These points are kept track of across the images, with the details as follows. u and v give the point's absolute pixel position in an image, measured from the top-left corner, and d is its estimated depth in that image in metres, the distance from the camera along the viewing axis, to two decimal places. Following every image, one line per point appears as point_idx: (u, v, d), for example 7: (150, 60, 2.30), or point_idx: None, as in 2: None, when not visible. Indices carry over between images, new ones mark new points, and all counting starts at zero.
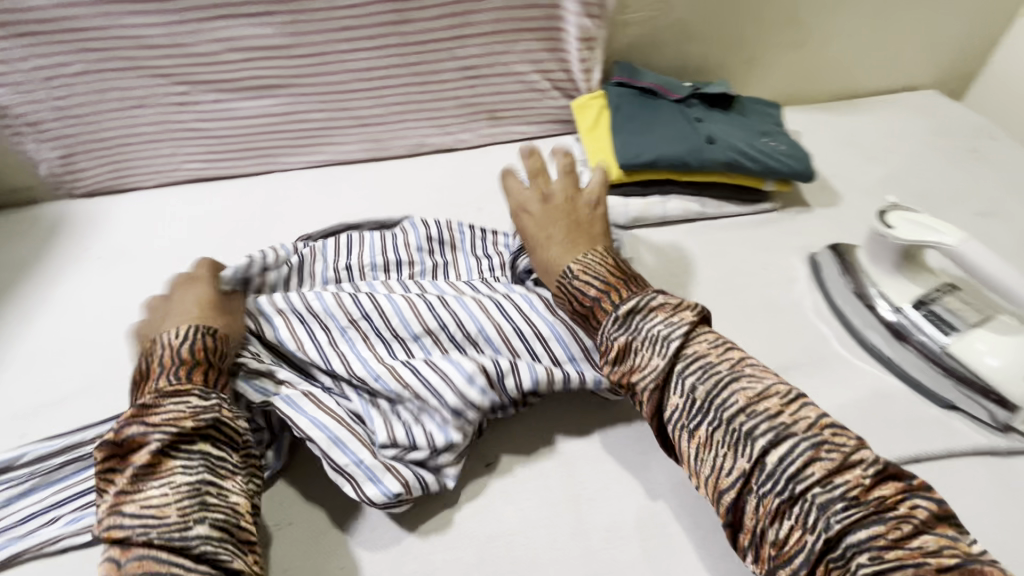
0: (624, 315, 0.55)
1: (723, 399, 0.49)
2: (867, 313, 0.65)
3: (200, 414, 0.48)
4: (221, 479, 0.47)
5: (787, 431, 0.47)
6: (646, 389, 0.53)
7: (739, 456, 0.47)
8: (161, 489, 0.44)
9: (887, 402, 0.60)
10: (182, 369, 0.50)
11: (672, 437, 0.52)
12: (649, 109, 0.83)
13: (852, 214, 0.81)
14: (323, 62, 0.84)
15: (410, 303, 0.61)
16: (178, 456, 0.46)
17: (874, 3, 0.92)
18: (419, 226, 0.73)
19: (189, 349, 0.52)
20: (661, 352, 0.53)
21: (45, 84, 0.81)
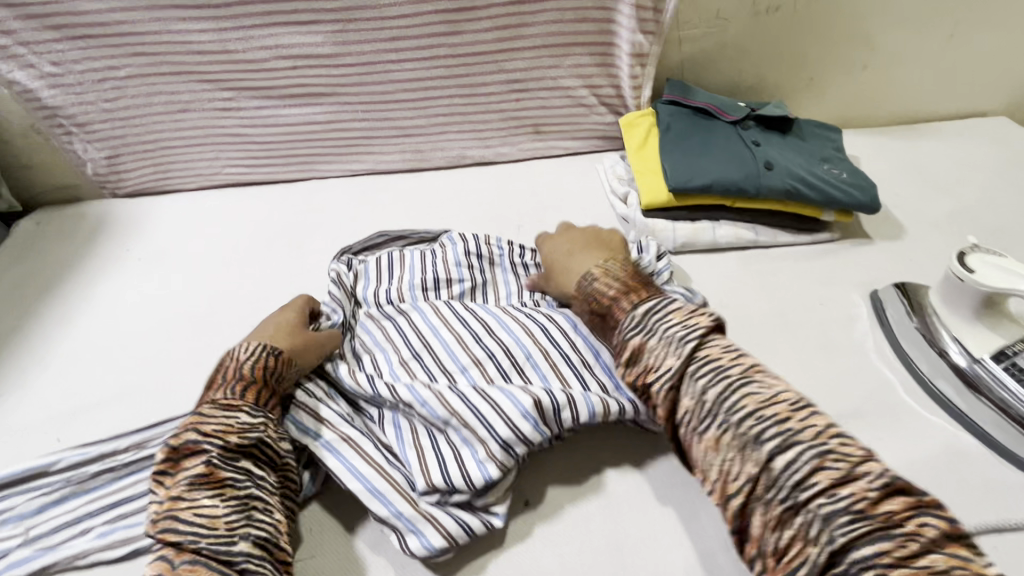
0: (640, 315, 0.53)
1: (733, 404, 0.46)
2: (937, 360, 0.61)
3: (247, 431, 0.50)
4: (267, 496, 0.48)
5: (795, 438, 0.43)
6: (660, 392, 0.49)
7: (748, 461, 0.43)
8: (211, 501, 0.46)
9: (963, 461, 0.55)
10: (240, 383, 0.53)
11: (684, 443, 0.48)
12: (703, 130, 0.80)
13: (918, 249, 0.76)
14: (368, 71, 0.83)
15: (458, 337, 0.60)
16: (228, 468, 0.48)
17: (948, 25, 0.87)
18: (458, 242, 0.72)
19: (251, 366, 0.54)
20: (676, 352, 0.49)
21: (96, 86, 0.82)
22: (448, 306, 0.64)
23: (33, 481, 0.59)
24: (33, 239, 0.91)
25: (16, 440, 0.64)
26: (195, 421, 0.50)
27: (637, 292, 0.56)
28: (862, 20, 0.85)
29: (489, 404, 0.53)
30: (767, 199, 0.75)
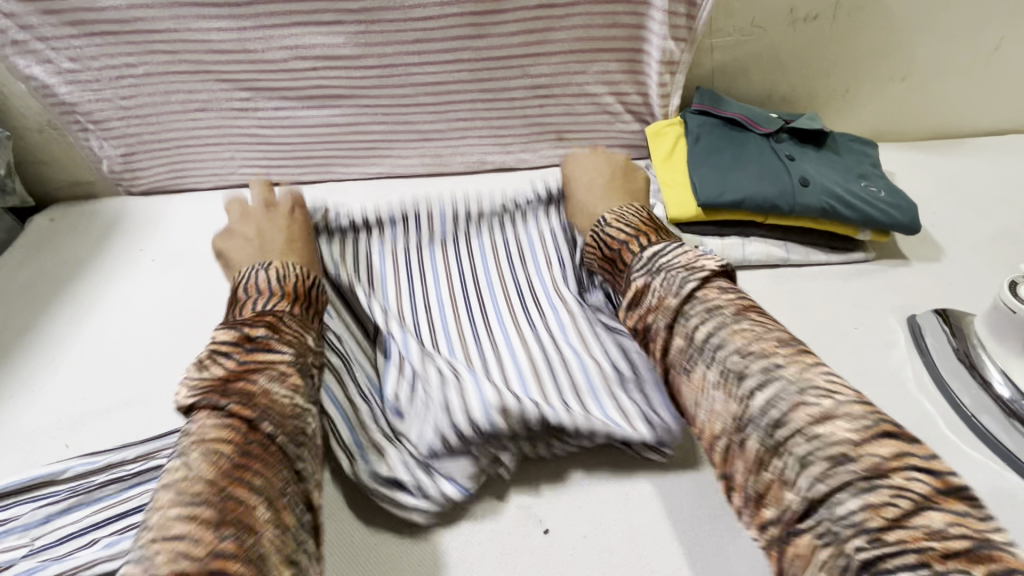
0: (648, 257, 0.55)
1: (723, 342, 0.45)
2: (980, 391, 0.58)
3: (318, 346, 0.54)
4: (327, 410, 0.50)
5: (782, 375, 0.42)
6: (657, 330, 0.50)
7: (733, 400, 0.43)
8: (271, 382, 0.46)
9: (1012, 505, 0.52)
10: (299, 302, 0.57)
11: (675, 384, 0.49)
12: (735, 143, 0.77)
13: (959, 273, 0.72)
14: (389, 74, 0.81)
15: (477, 347, 0.64)
16: (293, 365, 0.49)
17: (994, 38, 0.83)
18: (489, 253, 0.76)
19: (298, 288, 0.59)
20: (676, 288, 0.50)
21: (113, 83, 0.81)
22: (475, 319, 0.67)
23: (39, 489, 0.57)
24: (46, 236, 0.90)
25: (24, 443, 0.63)
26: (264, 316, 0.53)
27: (649, 237, 0.59)
28: (903, 30, 0.82)
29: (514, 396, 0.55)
30: (800, 217, 0.72)
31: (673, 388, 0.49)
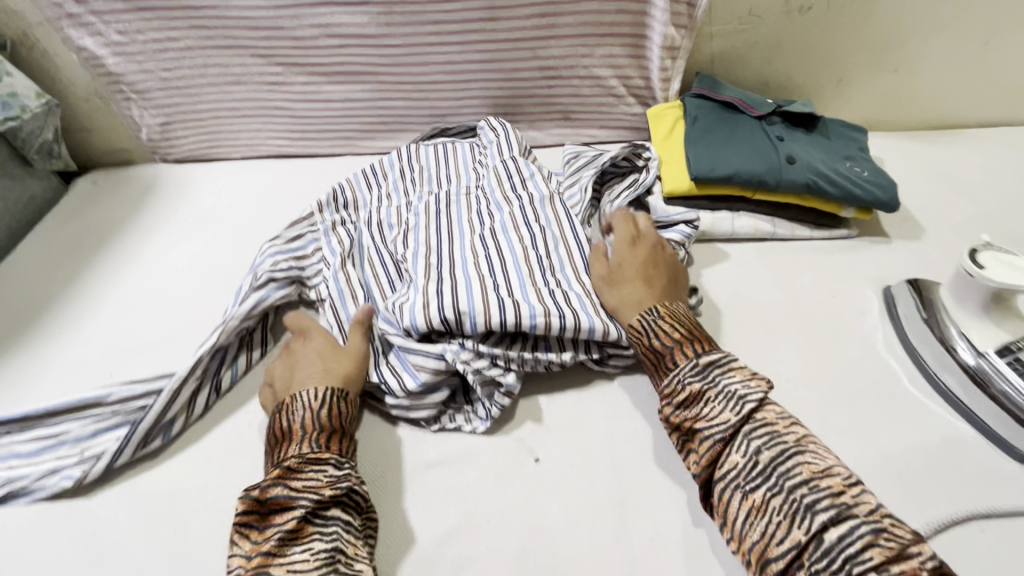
0: (703, 364, 0.56)
1: (788, 468, 0.48)
2: (944, 354, 0.62)
3: (336, 482, 0.53)
4: (350, 548, 0.50)
5: (849, 511, 0.45)
6: (709, 440, 0.52)
7: (795, 527, 0.45)
8: (303, 556, 0.48)
9: (959, 449, 0.57)
10: (323, 436, 0.56)
11: (722, 499, 0.50)
12: (729, 123, 0.82)
13: (933, 249, 0.77)
14: (408, 54, 0.87)
15: (484, 255, 0.71)
16: (315, 522, 0.51)
17: (984, 30, 0.87)
18: (496, 187, 0.82)
19: (326, 414, 0.58)
20: (734, 408, 0.52)
21: (156, 56, 0.88)
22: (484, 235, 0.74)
23: (88, 409, 0.64)
24: (88, 196, 0.97)
25: (73, 372, 0.70)
26: (280, 473, 0.53)
27: (697, 343, 0.59)
28: (895, 22, 0.86)
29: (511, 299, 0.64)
30: (786, 193, 0.77)
31: (718, 499, 0.50)
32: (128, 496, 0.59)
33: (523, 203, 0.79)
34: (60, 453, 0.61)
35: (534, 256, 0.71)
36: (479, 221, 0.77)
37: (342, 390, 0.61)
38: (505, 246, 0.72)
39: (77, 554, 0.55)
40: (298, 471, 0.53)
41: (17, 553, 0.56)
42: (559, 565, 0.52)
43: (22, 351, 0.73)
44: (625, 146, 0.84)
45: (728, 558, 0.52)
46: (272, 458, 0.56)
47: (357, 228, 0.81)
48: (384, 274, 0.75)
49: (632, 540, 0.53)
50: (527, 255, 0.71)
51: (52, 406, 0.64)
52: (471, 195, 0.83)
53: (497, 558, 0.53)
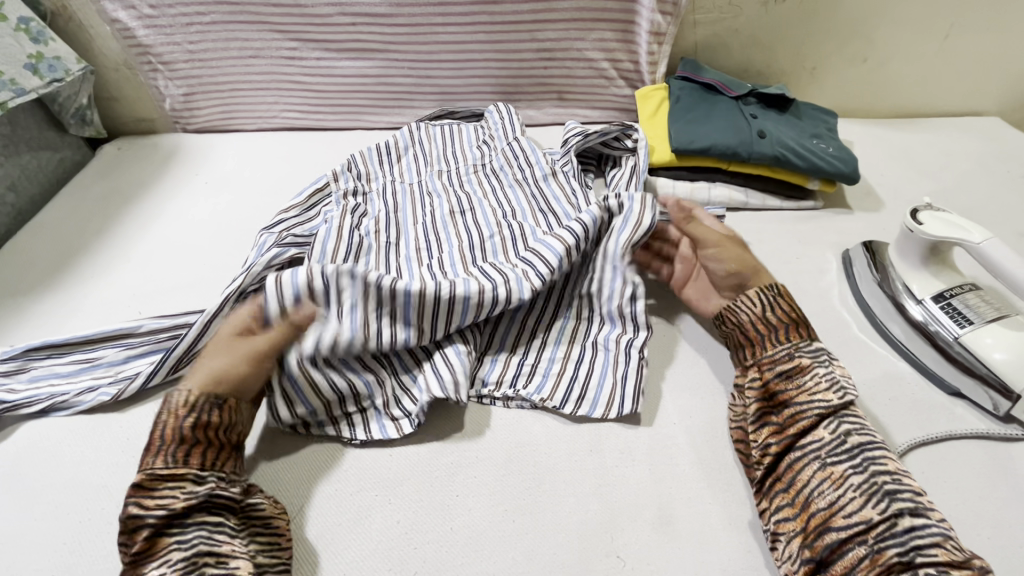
0: (812, 347, 0.59)
1: (875, 454, 0.51)
2: (892, 307, 0.69)
3: (195, 494, 0.49)
4: (220, 548, 0.47)
5: (926, 511, 0.47)
6: (802, 411, 0.55)
7: (869, 504, 0.47)
8: (157, 571, 0.45)
9: (898, 384, 0.64)
10: (181, 449, 0.51)
11: (794, 465, 0.52)
12: (708, 103, 0.90)
13: (891, 219, 0.85)
14: (416, 33, 0.95)
15: (461, 258, 0.74)
16: (171, 533, 0.47)
17: (947, 24, 0.94)
18: (507, 168, 0.88)
19: (190, 425, 0.52)
20: (837, 393, 0.55)
21: (184, 29, 0.95)
22: (471, 245, 0.76)
23: (120, 339, 0.71)
24: (115, 159, 1.05)
25: (107, 308, 0.77)
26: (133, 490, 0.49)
27: (805, 329, 0.61)
28: (865, 15, 0.93)
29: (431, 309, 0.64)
30: (758, 164, 0.85)
31: (788, 466, 0.53)
32: (155, 410, 0.66)
33: (532, 187, 0.84)
34: (96, 375, 0.68)
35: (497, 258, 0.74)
36: (496, 205, 0.82)
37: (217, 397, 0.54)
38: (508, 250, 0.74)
39: (111, 454, 0.62)
40: (150, 488, 0.48)
41: (59, 453, 0.62)
42: (537, 473, 0.58)
43: (55, 290, 0.80)
44: (615, 125, 0.87)
45: (689, 466, 0.58)
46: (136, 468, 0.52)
47: (372, 199, 0.85)
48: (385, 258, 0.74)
49: (605, 452, 0.59)
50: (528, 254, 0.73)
51: (88, 334, 0.70)
52: (480, 173, 0.89)
53: (483, 468, 0.59)
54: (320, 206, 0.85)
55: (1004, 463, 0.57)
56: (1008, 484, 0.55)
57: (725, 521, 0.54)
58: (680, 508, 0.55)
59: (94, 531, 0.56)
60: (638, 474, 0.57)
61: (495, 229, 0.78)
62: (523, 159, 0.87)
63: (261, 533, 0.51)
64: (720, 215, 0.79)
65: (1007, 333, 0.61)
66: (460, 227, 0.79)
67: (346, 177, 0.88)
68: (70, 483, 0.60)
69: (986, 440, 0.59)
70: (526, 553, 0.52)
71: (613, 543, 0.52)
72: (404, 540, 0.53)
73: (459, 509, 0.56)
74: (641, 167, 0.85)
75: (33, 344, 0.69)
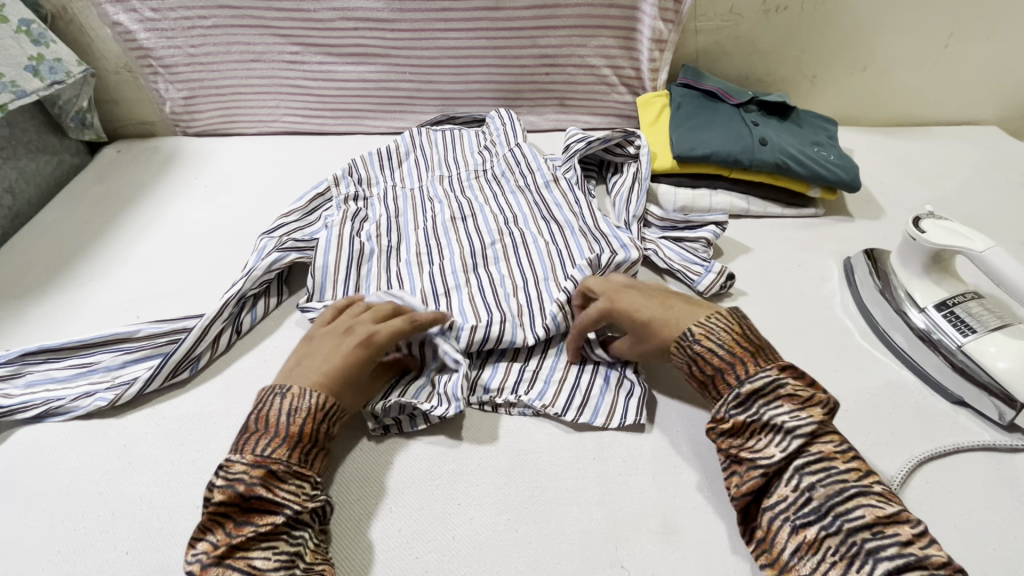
0: (745, 394, 0.53)
1: (847, 510, 0.46)
2: (895, 315, 0.69)
3: (315, 497, 0.51)
4: (314, 553, 0.50)
5: (919, 564, 0.42)
6: (755, 470, 0.50)
7: (850, 571, 0.44)
8: (263, 555, 0.47)
9: (900, 393, 0.64)
10: (311, 450, 0.53)
11: (768, 526, 0.49)
12: (709, 110, 0.90)
13: (890, 226, 0.85)
14: (418, 38, 0.95)
15: (464, 268, 0.73)
16: (285, 524, 0.49)
17: (945, 34, 0.95)
18: (509, 176, 0.87)
19: (323, 429, 0.54)
20: (779, 447, 0.50)
21: (186, 33, 0.95)
22: (472, 253, 0.75)
23: (117, 343, 0.70)
24: (113, 162, 1.04)
25: (104, 312, 0.77)
26: (264, 474, 0.49)
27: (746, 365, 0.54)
28: (865, 24, 0.93)
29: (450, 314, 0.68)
30: (759, 171, 0.85)
31: (764, 527, 0.49)
32: (151, 415, 0.65)
33: (534, 195, 0.84)
34: (93, 380, 0.67)
35: (500, 269, 0.73)
36: (498, 212, 0.82)
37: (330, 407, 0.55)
38: (511, 262, 0.74)
39: (108, 460, 0.61)
40: (283, 479, 0.50)
41: (54, 459, 0.61)
42: (541, 481, 0.58)
43: (51, 294, 0.79)
44: (618, 132, 0.87)
45: (692, 475, 0.58)
46: (240, 441, 0.52)
47: (373, 204, 0.85)
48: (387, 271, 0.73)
49: (609, 461, 0.59)
50: (529, 266, 0.73)
51: (86, 338, 0.69)
52: (483, 179, 0.89)
53: (486, 476, 0.58)
54: (320, 210, 0.85)
55: (1009, 474, 0.56)
56: (1012, 495, 0.54)
57: (730, 532, 0.53)
58: (683, 517, 0.54)
59: (90, 539, 0.55)
60: (643, 483, 0.57)
61: (496, 236, 0.77)
62: (525, 166, 0.87)
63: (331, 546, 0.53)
64: (721, 222, 0.79)
65: (1009, 341, 0.61)
66: (463, 233, 0.78)
67: (347, 181, 0.87)
68: (65, 490, 0.59)
69: (990, 450, 0.58)
70: (529, 563, 0.52)
71: (617, 553, 0.52)
72: (406, 549, 0.53)
73: (460, 518, 0.55)
74: (643, 173, 0.84)
75: (30, 348, 0.68)
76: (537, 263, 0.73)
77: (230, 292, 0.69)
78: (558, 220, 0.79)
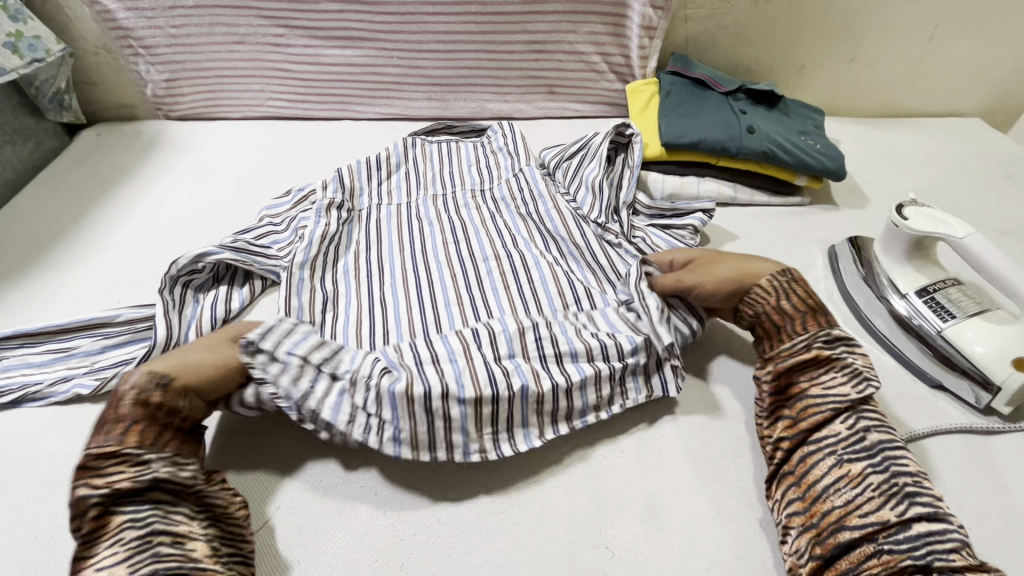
0: (832, 337, 0.57)
1: (897, 454, 0.50)
2: (878, 302, 0.69)
3: (141, 474, 0.46)
4: (175, 527, 0.45)
5: (944, 515, 0.46)
6: (818, 409, 0.53)
7: (886, 504, 0.46)
8: (111, 549, 0.43)
9: (881, 376, 0.65)
10: (120, 427, 0.48)
11: (810, 459, 0.51)
12: (698, 98, 0.90)
13: (873, 215, 0.86)
14: (404, 22, 0.94)
15: (460, 311, 0.67)
16: (122, 512, 0.45)
17: (932, 25, 0.95)
18: (506, 191, 0.85)
19: (131, 405, 0.49)
20: (855, 388, 0.53)
21: (167, 13, 0.93)
22: (463, 275, 0.72)
23: (96, 328, 0.69)
24: (92, 146, 1.01)
25: (82, 297, 0.75)
26: (78, 472, 0.46)
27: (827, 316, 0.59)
28: (852, 14, 0.94)
29: (427, 351, 0.59)
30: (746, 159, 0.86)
31: (802, 461, 0.52)
32: None
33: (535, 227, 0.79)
34: (71, 365, 0.66)
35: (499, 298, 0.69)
36: (500, 236, 0.77)
37: (162, 377, 0.51)
38: (509, 286, 0.70)
39: (87, 445, 0.60)
40: (95, 469, 0.46)
41: (32, 444, 0.60)
42: (526, 467, 0.57)
43: (29, 279, 0.77)
44: (601, 138, 0.84)
45: (677, 457, 0.58)
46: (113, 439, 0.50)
47: (352, 226, 0.81)
48: (369, 321, 0.67)
49: (595, 445, 0.59)
50: (533, 293, 0.68)
51: (63, 322, 0.68)
52: (478, 194, 0.87)
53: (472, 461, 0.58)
54: (300, 210, 0.82)
55: (983, 456, 0.57)
56: (984, 474, 0.56)
57: (713, 511, 0.54)
58: (668, 499, 0.55)
59: (67, 525, 0.54)
60: (627, 469, 0.57)
61: (492, 257, 0.74)
62: (527, 193, 0.84)
63: (217, 519, 0.49)
64: (709, 209, 0.79)
65: (987, 326, 0.61)
66: (444, 255, 0.75)
67: (334, 187, 0.82)
68: (43, 475, 0.58)
69: (967, 432, 0.59)
70: (512, 547, 0.52)
71: (601, 535, 0.52)
72: (391, 531, 0.53)
73: (447, 500, 0.55)
74: (635, 162, 0.84)
75: (5, 333, 0.67)
76: (540, 283, 0.69)
77: (163, 276, 0.68)
78: (557, 237, 0.77)
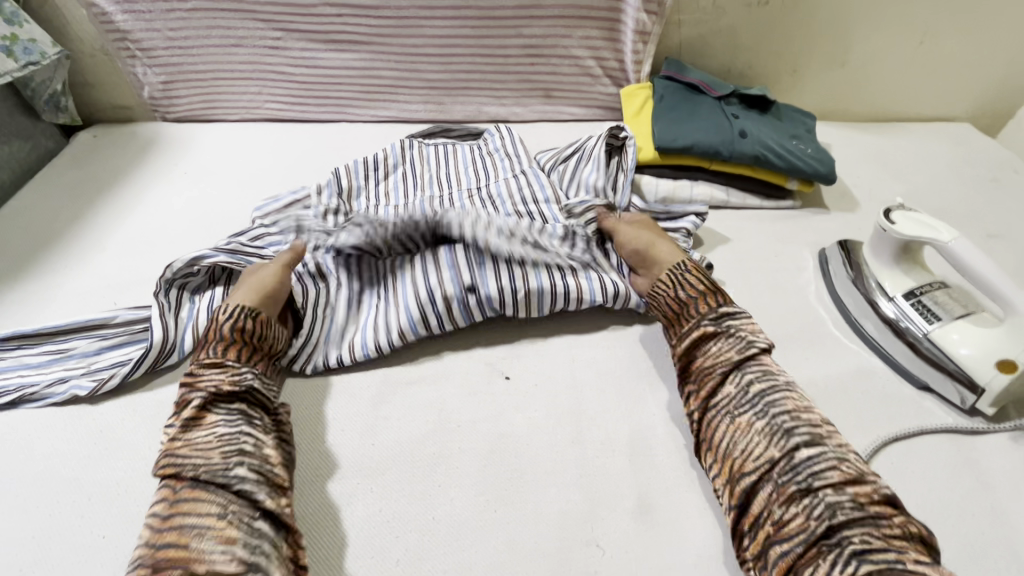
0: (719, 312, 0.61)
1: (774, 398, 0.54)
2: (867, 305, 0.71)
3: (240, 380, 0.55)
4: (256, 433, 0.53)
5: (823, 441, 0.51)
6: (712, 375, 0.58)
7: (773, 445, 0.51)
8: (205, 436, 0.51)
9: (869, 378, 0.66)
10: (223, 343, 0.57)
11: (711, 421, 0.56)
12: (691, 103, 0.92)
13: (863, 218, 0.87)
14: (401, 26, 0.95)
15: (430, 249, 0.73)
16: (217, 411, 0.53)
17: (920, 32, 0.97)
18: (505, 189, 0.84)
19: (229, 326, 0.58)
20: (739, 350, 0.58)
21: (165, 16, 0.94)
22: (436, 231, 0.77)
23: (94, 329, 0.70)
24: (87, 148, 1.02)
25: (79, 298, 0.76)
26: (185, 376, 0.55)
27: (720, 293, 0.63)
28: (842, 20, 0.95)
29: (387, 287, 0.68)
30: (738, 163, 0.87)
31: (704, 425, 0.56)
32: (130, 402, 0.64)
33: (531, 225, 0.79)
34: (68, 366, 0.67)
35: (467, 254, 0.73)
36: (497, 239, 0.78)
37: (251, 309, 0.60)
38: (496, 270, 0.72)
39: (84, 446, 0.60)
40: (196, 373, 0.55)
41: (28, 445, 0.60)
42: (521, 464, 0.58)
43: (25, 280, 0.78)
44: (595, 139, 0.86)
45: (667, 456, 0.59)
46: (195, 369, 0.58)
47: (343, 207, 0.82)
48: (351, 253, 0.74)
49: (587, 443, 0.60)
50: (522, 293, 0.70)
51: (60, 324, 0.69)
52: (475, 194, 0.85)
53: (467, 458, 0.59)
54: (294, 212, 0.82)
55: (968, 456, 0.59)
56: (967, 473, 0.57)
57: (701, 508, 0.55)
58: (658, 497, 0.56)
59: (65, 524, 0.54)
60: (620, 467, 0.58)
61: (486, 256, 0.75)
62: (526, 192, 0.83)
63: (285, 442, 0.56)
64: (702, 212, 0.80)
65: (972, 329, 0.63)
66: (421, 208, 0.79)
67: (329, 193, 0.85)
68: (39, 476, 0.58)
69: (953, 433, 0.60)
70: (505, 542, 0.52)
71: (593, 532, 0.53)
72: (386, 528, 0.53)
73: (441, 499, 0.55)
74: (629, 165, 0.85)
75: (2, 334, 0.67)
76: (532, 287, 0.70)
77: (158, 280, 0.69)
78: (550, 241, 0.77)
